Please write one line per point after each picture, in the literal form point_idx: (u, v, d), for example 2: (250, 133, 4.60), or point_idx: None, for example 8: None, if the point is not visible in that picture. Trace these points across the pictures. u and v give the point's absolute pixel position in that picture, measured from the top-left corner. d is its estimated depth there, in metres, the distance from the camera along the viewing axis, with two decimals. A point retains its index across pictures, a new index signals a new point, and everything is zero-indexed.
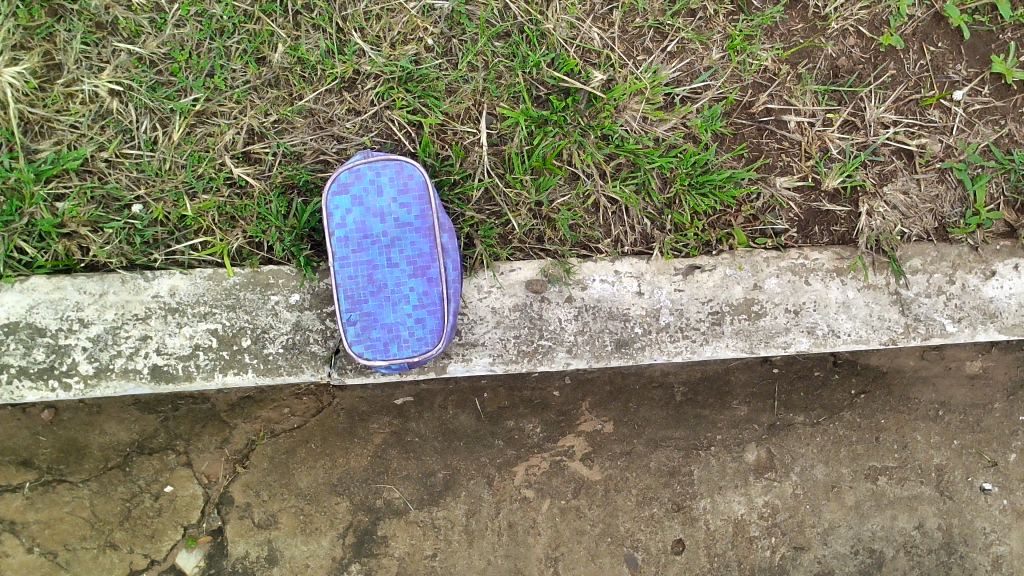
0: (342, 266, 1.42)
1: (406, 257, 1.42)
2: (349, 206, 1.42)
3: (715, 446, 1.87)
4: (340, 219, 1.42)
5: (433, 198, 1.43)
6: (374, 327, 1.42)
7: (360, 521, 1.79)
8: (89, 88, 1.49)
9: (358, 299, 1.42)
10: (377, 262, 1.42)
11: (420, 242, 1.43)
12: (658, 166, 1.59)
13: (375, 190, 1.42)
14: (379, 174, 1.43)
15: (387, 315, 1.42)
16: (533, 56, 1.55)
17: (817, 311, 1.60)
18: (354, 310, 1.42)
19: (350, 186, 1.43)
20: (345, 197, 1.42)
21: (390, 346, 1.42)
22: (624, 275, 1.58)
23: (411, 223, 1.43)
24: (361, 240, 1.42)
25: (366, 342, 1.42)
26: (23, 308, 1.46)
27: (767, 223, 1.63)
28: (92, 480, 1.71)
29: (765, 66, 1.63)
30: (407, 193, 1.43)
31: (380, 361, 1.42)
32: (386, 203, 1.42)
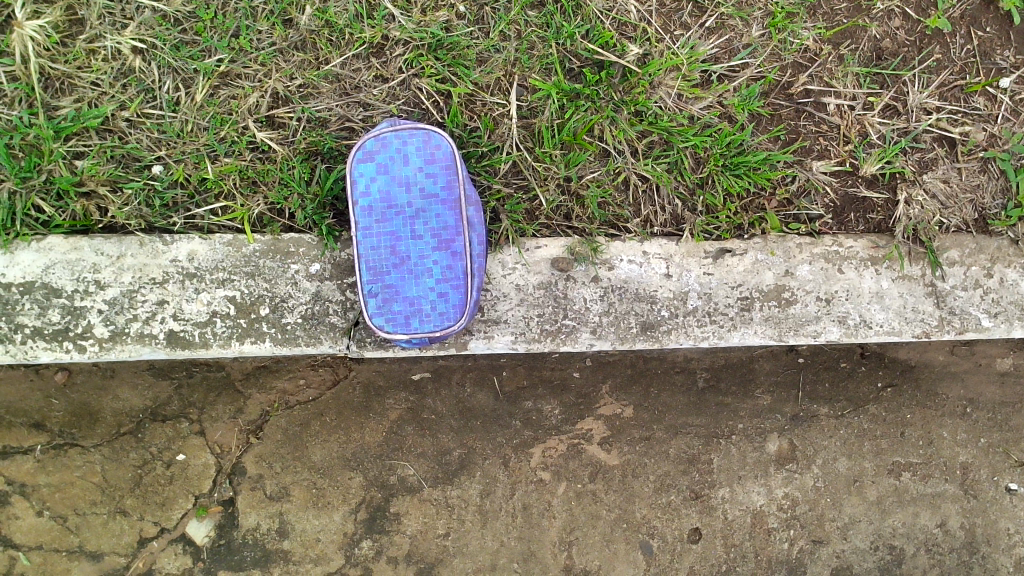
0: (364, 236, 1.39)
1: (431, 230, 1.39)
2: (374, 175, 1.39)
3: (736, 434, 1.84)
4: (363, 188, 1.39)
5: (460, 169, 1.39)
6: (396, 300, 1.39)
7: (373, 497, 1.77)
8: (111, 45, 1.45)
9: (380, 271, 1.38)
10: (401, 233, 1.39)
11: (446, 214, 1.39)
12: (692, 145, 1.55)
13: (400, 160, 1.39)
14: (406, 144, 1.40)
15: (409, 288, 1.38)
16: (567, 27, 1.50)
17: (849, 300, 1.56)
18: (375, 282, 1.39)
19: (375, 154, 1.39)
20: (370, 165, 1.39)
21: (412, 320, 1.39)
22: (653, 256, 1.54)
23: (437, 194, 1.39)
24: (385, 211, 1.39)
25: (387, 316, 1.39)
26: (39, 268, 1.43)
27: (802, 208, 1.58)
28: (104, 445, 1.69)
29: (806, 46, 1.57)
30: (433, 164, 1.39)
31: (401, 335, 1.38)
32: (412, 174, 1.39)
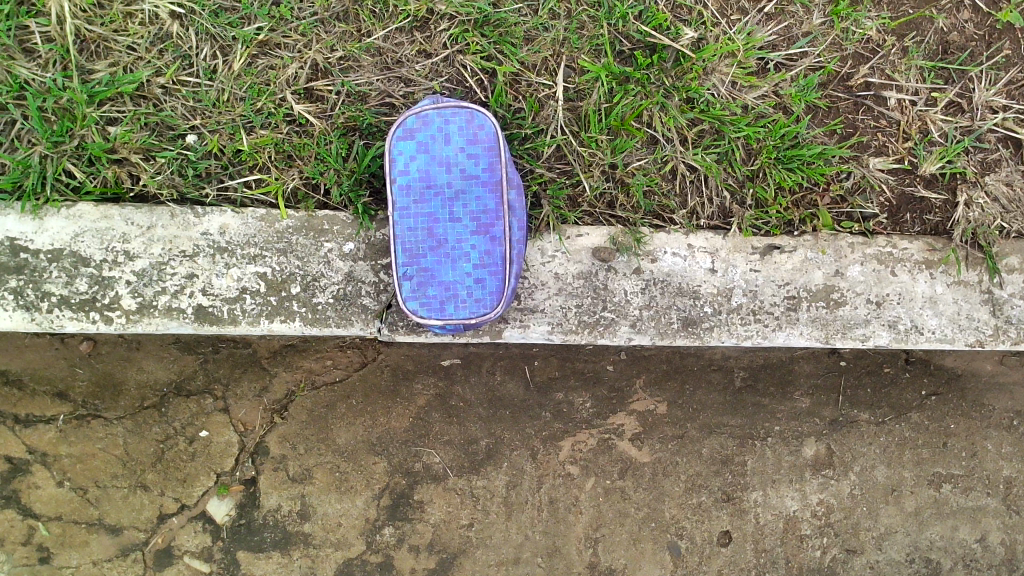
0: (401, 217, 1.34)
1: (471, 212, 1.34)
2: (414, 153, 1.34)
3: (772, 437, 1.78)
4: (402, 166, 1.34)
5: (504, 151, 1.34)
6: (432, 285, 1.34)
7: (397, 483, 1.73)
8: (149, 9, 1.41)
9: (417, 253, 1.34)
10: (440, 215, 1.34)
11: (487, 197, 1.34)
12: (744, 136, 1.48)
13: (442, 139, 1.34)
14: (448, 122, 1.35)
15: (445, 273, 1.34)
16: (620, 7, 1.44)
17: (901, 305, 1.50)
18: (412, 265, 1.34)
19: (416, 132, 1.34)
20: (411, 143, 1.34)
21: (447, 306, 1.34)
22: (698, 250, 1.48)
23: (478, 176, 1.34)
24: (424, 191, 1.34)
25: (422, 300, 1.34)
26: (67, 236, 1.39)
27: (856, 206, 1.51)
28: (128, 417, 1.66)
29: (869, 36, 1.50)
30: (476, 144, 1.34)
31: (436, 321, 1.33)
32: (453, 154, 1.34)
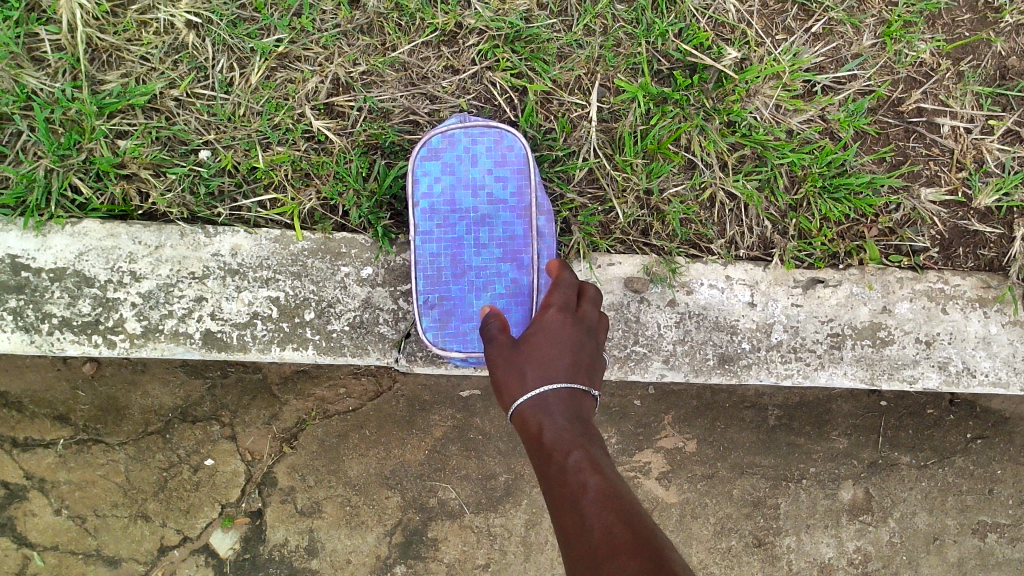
0: (423, 242, 1.26)
1: (497, 239, 1.26)
2: (438, 174, 1.26)
3: (807, 479, 1.69)
4: (425, 188, 1.26)
5: (534, 174, 1.26)
6: (454, 315, 1.26)
7: (411, 519, 1.65)
8: (164, 17, 1.34)
9: (438, 281, 1.26)
10: (464, 241, 1.26)
11: (515, 223, 1.26)
12: (788, 162, 1.40)
13: (468, 160, 1.27)
14: (475, 142, 1.27)
15: (468, 302, 1.26)
16: (659, 24, 1.37)
17: (952, 345, 1.40)
18: (433, 293, 1.26)
19: (441, 152, 1.26)
20: (435, 164, 1.26)
21: (470, 338, 1.26)
22: (736, 282, 1.39)
23: (506, 200, 1.26)
24: (448, 215, 1.26)
25: (442, 330, 1.26)
26: (71, 254, 1.31)
27: (905, 238, 1.43)
28: (130, 443, 1.59)
29: (922, 59, 1.41)
30: (504, 166, 1.26)
31: (457, 353, 1.25)
32: (480, 176, 1.27)
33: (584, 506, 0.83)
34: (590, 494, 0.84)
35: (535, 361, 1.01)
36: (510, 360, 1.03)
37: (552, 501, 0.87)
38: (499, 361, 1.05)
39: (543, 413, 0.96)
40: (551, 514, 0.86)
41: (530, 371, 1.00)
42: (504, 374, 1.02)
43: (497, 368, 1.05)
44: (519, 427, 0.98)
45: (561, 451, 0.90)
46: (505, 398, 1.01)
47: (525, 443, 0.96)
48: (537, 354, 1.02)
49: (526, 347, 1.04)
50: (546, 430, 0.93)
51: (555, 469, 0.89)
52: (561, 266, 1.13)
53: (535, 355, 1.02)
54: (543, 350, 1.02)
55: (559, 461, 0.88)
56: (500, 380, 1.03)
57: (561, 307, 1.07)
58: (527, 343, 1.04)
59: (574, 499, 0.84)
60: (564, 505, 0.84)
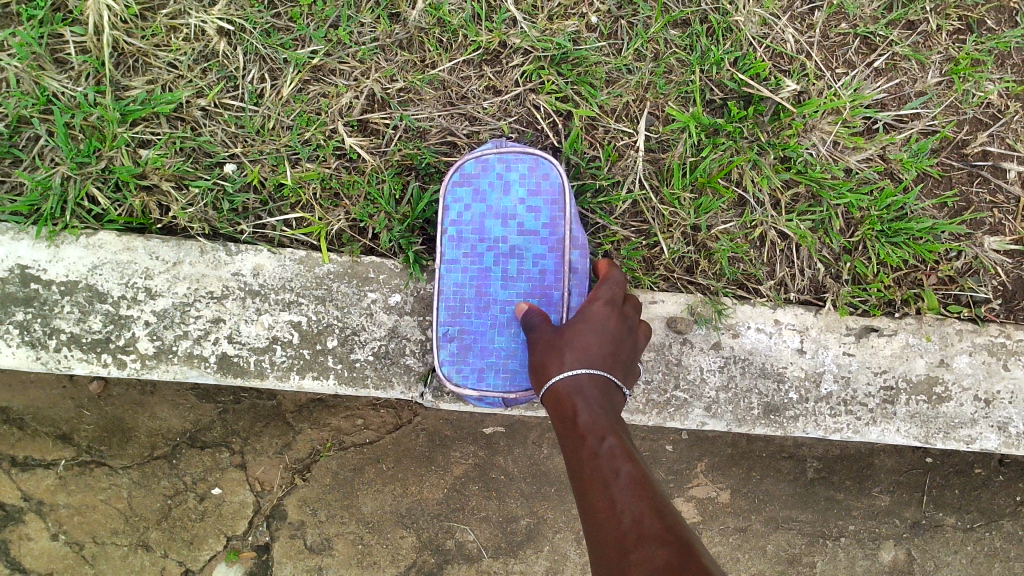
0: (449, 271, 1.19)
1: (526, 272, 1.19)
2: (468, 201, 1.19)
3: (845, 537, 1.60)
4: (454, 214, 1.19)
5: (569, 206, 1.19)
6: (474, 350, 1.18)
7: (426, 561, 1.56)
8: (195, 23, 1.27)
9: (460, 313, 1.19)
10: (491, 272, 1.19)
11: (545, 256, 1.19)
12: (846, 203, 1.32)
13: (501, 187, 1.19)
14: (509, 169, 1.20)
15: (489, 338, 1.18)
16: (715, 52, 1.29)
17: (1013, 405, 1.32)
18: (453, 326, 1.19)
19: (473, 178, 1.19)
20: (466, 190, 1.19)
21: (487, 375, 1.18)
22: (785, 327, 1.31)
23: (537, 231, 1.19)
24: (476, 244, 1.19)
25: (460, 366, 1.18)
26: (84, 267, 1.24)
27: (967, 288, 1.34)
28: (134, 468, 1.50)
29: (990, 100, 1.34)
30: (538, 196, 1.19)
31: (472, 391, 1.17)
32: (512, 205, 1.19)
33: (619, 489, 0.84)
34: (623, 481, 0.85)
35: (577, 345, 1.02)
36: (550, 342, 1.04)
37: (584, 478, 0.88)
38: (539, 343, 1.06)
39: (581, 396, 0.97)
40: (581, 493, 0.87)
41: (570, 354, 1.01)
42: (544, 354, 1.04)
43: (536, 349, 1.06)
44: (553, 409, 0.99)
45: (598, 435, 0.91)
46: (542, 378, 1.02)
47: (559, 423, 0.97)
48: (578, 339, 1.03)
49: (568, 331, 1.05)
50: (582, 413, 0.95)
51: (589, 452, 0.90)
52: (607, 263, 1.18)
53: (576, 340, 1.02)
54: (585, 335, 1.03)
55: (593, 445, 0.90)
56: (539, 358, 1.04)
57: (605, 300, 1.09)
58: (569, 329, 1.05)
59: (609, 483, 0.85)
60: (599, 485, 0.86)
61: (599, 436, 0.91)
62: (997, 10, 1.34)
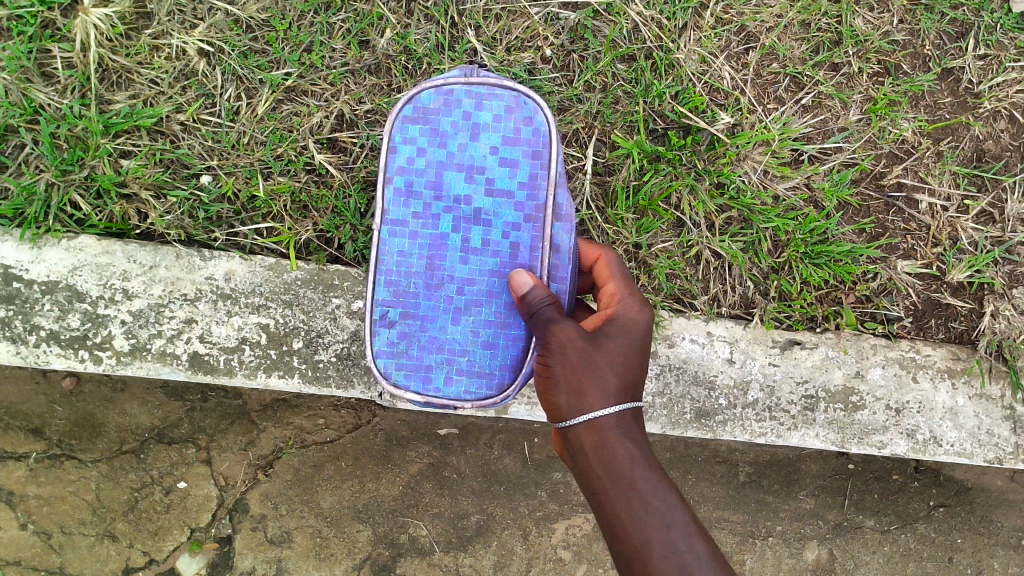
0: (398, 232, 1.07)
1: (492, 243, 1.06)
2: (425, 146, 1.08)
3: (773, 536, 1.72)
4: (406, 161, 1.08)
5: (554, 165, 1.08)
6: (419, 341, 1.06)
7: (380, 554, 1.65)
8: (177, 44, 1.36)
9: (404, 291, 1.06)
10: (447, 241, 1.07)
11: (519, 225, 1.07)
12: (773, 227, 1.45)
13: (469, 132, 1.08)
14: (479, 112, 1.09)
15: (442, 326, 1.06)
16: (657, 85, 1.41)
17: (921, 414, 1.45)
18: (393, 307, 1.06)
19: (431, 115, 1.09)
20: (424, 131, 1.09)
21: (434, 376, 1.06)
22: (717, 338, 1.43)
23: (511, 192, 1.07)
24: (432, 201, 1.07)
25: (399, 361, 1.06)
26: (65, 268, 1.32)
27: (881, 307, 1.48)
28: (103, 461, 1.58)
29: (905, 137, 1.47)
30: (514, 146, 1.08)
31: (415, 395, 1.06)
32: (481, 155, 1.08)
33: (688, 546, 0.90)
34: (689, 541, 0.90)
35: (616, 368, 1.00)
36: (588, 352, 1.00)
37: (644, 530, 0.91)
38: (572, 347, 0.99)
39: (625, 435, 0.98)
40: (647, 549, 0.90)
41: (615, 378, 1.00)
42: (580, 368, 0.99)
43: (567, 353, 0.99)
44: (588, 440, 0.98)
45: (653, 484, 0.94)
46: (576, 398, 0.99)
47: (599, 459, 0.96)
48: (617, 358, 1.01)
49: (605, 345, 1.02)
50: (632, 456, 0.96)
51: (646, 504, 0.93)
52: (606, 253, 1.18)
53: (619, 359, 1.01)
54: (623, 358, 1.02)
55: (650, 498, 0.93)
56: (573, 371, 0.99)
57: (641, 309, 1.07)
58: (607, 342, 1.02)
59: (675, 540, 0.90)
60: (665, 541, 0.90)
61: (655, 484, 0.94)
62: (912, 55, 1.48)
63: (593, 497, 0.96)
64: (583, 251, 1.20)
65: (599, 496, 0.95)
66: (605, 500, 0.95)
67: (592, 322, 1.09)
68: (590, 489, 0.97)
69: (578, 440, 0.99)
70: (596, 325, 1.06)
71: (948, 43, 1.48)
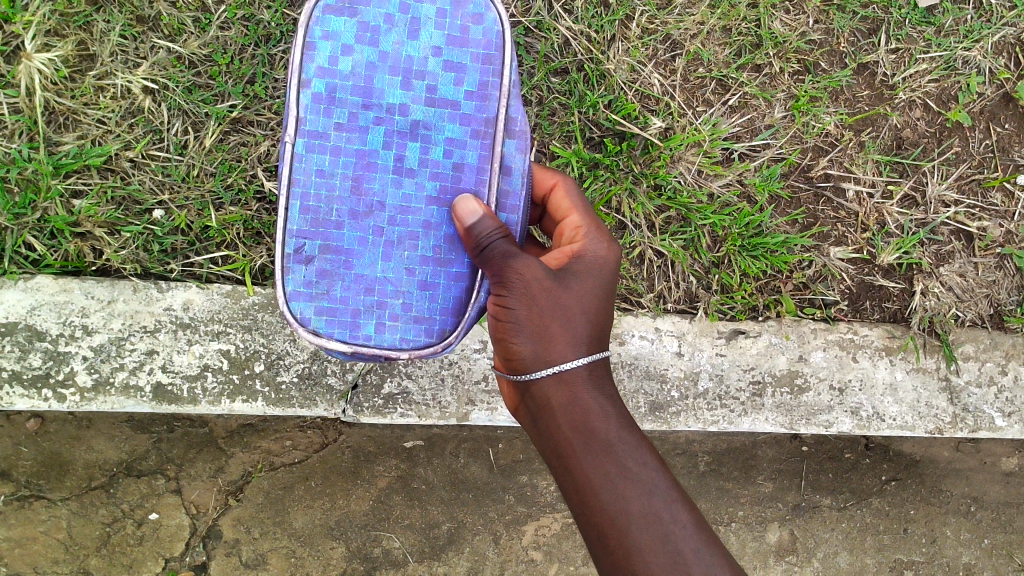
0: (321, 143, 0.98)
1: (430, 163, 0.99)
2: (352, 42, 0.99)
3: (735, 522, 1.78)
4: (328, 60, 0.98)
5: (505, 74, 1.01)
6: (344, 280, 0.98)
7: (355, 569, 1.69)
8: (122, 83, 1.40)
9: (325, 220, 0.98)
10: (376, 159, 0.99)
11: (464, 141, 1.00)
12: (710, 223, 1.52)
13: (406, 29, 1.00)
14: (419, 7, 1.00)
15: (371, 264, 0.99)
16: (591, 96, 1.48)
17: (862, 391, 1.52)
18: (310, 239, 0.98)
19: (359, 5, 0.99)
20: (351, 24, 0.99)
21: (361, 323, 0.99)
22: (665, 333, 1.49)
23: (455, 101, 1.00)
24: (360, 107, 0.99)
25: (318, 304, 0.98)
26: (23, 309, 1.34)
27: (817, 293, 1.55)
28: (72, 499, 1.59)
29: (828, 130, 1.55)
30: (461, 47, 1.00)
31: (340, 344, 0.98)
32: (421, 56, 1.00)
33: (668, 511, 0.96)
34: (665, 498, 0.96)
35: (583, 311, 1.03)
36: (556, 294, 1.00)
37: (624, 497, 0.96)
38: (538, 288, 0.99)
39: (595, 393, 1.03)
40: (625, 508, 0.95)
41: (584, 327, 1.02)
42: (546, 312, 1.00)
43: (534, 294, 0.99)
44: (559, 399, 1.02)
45: (628, 445, 1.00)
46: (544, 349, 1.01)
47: (572, 421, 1.01)
48: (585, 303, 1.03)
49: (573, 286, 1.03)
50: (605, 419, 1.01)
51: (623, 463, 0.98)
52: (563, 183, 1.20)
53: (588, 299, 1.04)
54: (589, 298, 1.04)
55: (628, 457, 0.98)
56: (540, 315, 1.00)
57: (608, 245, 1.10)
58: (575, 284, 1.04)
59: (654, 498, 0.96)
60: (646, 507, 0.95)
61: (629, 448, 0.99)
62: (829, 53, 1.56)
63: (565, 461, 1.01)
64: (538, 177, 1.20)
65: (572, 460, 1.00)
66: (580, 465, 0.99)
67: (556, 256, 1.10)
68: (562, 452, 1.01)
69: (545, 395, 1.02)
70: (561, 262, 1.08)
71: (861, 40, 1.57)
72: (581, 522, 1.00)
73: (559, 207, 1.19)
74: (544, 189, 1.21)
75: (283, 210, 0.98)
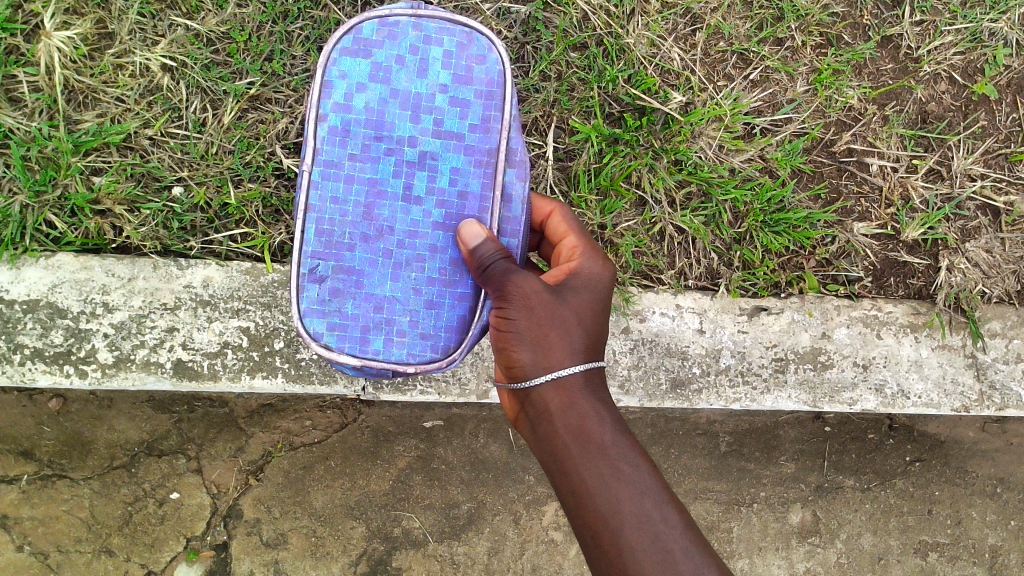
0: (333, 173, 1.00)
1: (436, 191, 1.01)
2: (365, 80, 1.02)
3: (758, 503, 1.76)
4: (342, 98, 1.01)
5: (507, 109, 1.03)
6: (354, 298, 0.99)
7: (375, 549, 1.69)
8: (140, 61, 1.40)
9: (338, 242, 1.00)
10: (386, 187, 1.00)
11: (469, 170, 1.02)
12: (731, 199, 1.50)
13: (415, 69, 1.02)
14: (427, 47, 1.03)
15: (380, 282, 1.00)
16: (610, 70, 1.46)
17: (887, 368, 1.50)
18: (324, 259, 0.99)
19: (373, 48, 1.02)
20: (363, 65, 1.02)
21: (371, 338, 0.99)
22: (686, 310, 1.48)
23: (460, 134, 1.02)
24: (371, 139, 1.01)
25: (330, 320, 0.99)
26: (44, 286, 1.34)
27: (841, 269, 1.53)
28: (95, 478, 1.59)
29: (851, 104, 1.53)
30: (466, 85, 1.03)
31: (349, 357, 0.99)
32: (429, 94, 1.02)
33: (659, 512, 0.91)
34: (655, 500, 0.92)
35: (580, 325, 1.02)
36: (554, 306, 1.01)
37: (616, 497, 0.91)
38: (536, 300, 1.00)
39: (592, 399, 0.99)
40: (614, 510, 0.91)
41: (580, 337, 1.01)
42: (542, 324, 1.00)
43: (533, 306, 1.00)
44: (556, 403, 0.99)
45: (622, 448, 0.95)
46: (543, 356, 0.99)
47: (568, 425, 0.97)
48: (581, 315, 1.03)
49: (570, 300, 1.03)
50: (601, 423, 0.97)
51: (614, 464, 0.93)
52: (558, 206, 1.20)
53: (585, 312, 1.03)
54: (586, 312, 1.04)
55: (620, 458, 0.94)
56: (537, 328, 1.00)
57: (603, 264, 1.10)
58: (572, 297, 1.04)
59: (644, 500, 0.91)
60: (637, 507, 0.91)
61: (624, 451, 0.95)
62: (852, 26, 1.54)
63: (560, 465, 0.96)
64: (534, 204, 1.21)
65: (567, 462, 0.96)
66: (574, 467, 0.95)
67: (552, 274, 1.09)
68: (556, 456, 0.97)
69: (543, 401, 1.00)
70: (558, 278, 1.07)
71: (885, 12, 1.54)
72: (576, 528, 0.95)
73: (556, 232, 1.19)
74: (541, 217, 1.21)
75: (297, 231, 1.00)
